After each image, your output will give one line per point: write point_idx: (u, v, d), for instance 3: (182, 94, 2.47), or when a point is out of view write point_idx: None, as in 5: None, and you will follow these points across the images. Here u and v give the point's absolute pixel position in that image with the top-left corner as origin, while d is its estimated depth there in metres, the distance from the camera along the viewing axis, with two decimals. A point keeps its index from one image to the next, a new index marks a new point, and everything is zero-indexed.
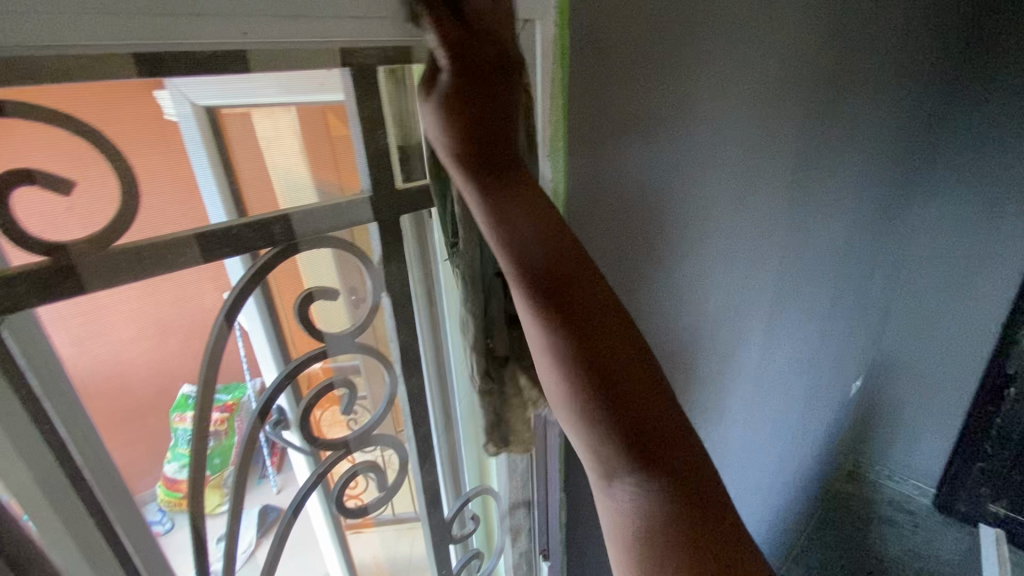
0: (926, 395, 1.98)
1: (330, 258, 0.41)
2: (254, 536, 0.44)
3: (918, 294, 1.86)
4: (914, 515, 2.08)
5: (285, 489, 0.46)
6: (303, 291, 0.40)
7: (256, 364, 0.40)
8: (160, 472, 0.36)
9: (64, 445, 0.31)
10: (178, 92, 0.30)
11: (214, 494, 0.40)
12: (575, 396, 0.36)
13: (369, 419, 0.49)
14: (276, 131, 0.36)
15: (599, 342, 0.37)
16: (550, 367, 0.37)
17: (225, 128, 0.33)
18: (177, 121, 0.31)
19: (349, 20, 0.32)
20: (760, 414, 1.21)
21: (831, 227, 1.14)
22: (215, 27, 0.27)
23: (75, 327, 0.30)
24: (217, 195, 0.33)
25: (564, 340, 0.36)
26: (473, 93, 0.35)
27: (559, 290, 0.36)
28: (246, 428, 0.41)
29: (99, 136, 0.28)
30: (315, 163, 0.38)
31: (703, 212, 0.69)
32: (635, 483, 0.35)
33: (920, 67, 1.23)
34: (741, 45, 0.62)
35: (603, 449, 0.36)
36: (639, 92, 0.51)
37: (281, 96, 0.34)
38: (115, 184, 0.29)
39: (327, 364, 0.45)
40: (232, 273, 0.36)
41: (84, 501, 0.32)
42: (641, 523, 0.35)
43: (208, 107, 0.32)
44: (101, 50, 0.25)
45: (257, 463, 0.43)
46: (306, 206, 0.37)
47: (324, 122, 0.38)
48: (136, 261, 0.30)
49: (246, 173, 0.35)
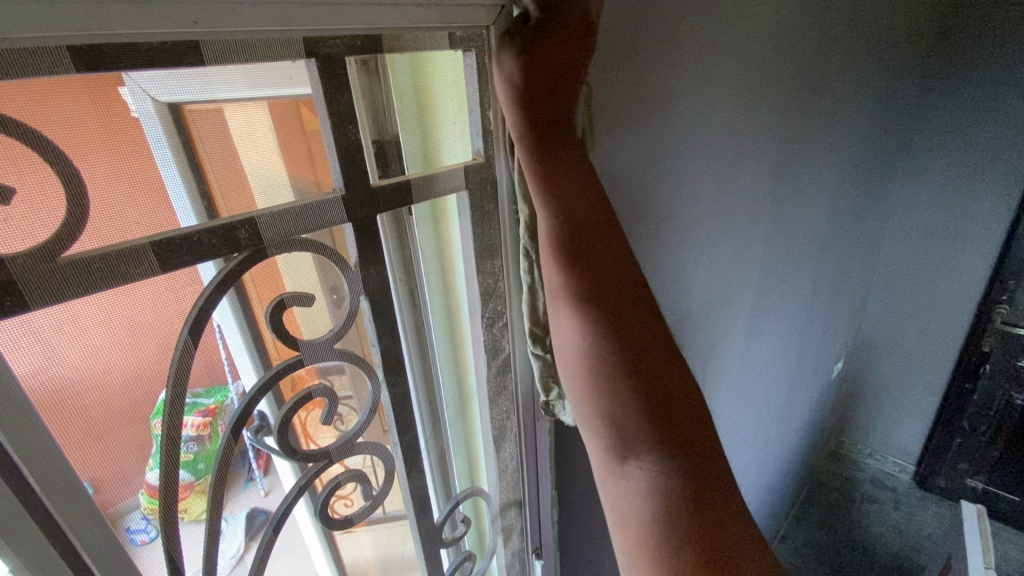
0: (905, 375, 2.03)
1: (312, 262, 0.39)
2: (243, 541, 0.43)
3: (897, 277, 1.89)
4: (896, 492, 2.13)
5: (273, 492, 0.44)
6: (281, 292, 0.38)
7: (236, 367, 0.38)
8: (143, 480, 0.35)
9: (20, 473, 0.29)
10: (139, 88, 0.28)
11: (198, 498, 0.38)
12: (606, 368, 0.40)
13: (357, 421, 0.47)
14: (251, 126, 0.34)
15: (631, 324, 0.40)
16: (583, 339, 0.40)
17: (194, 125, 0.31)
18: (139, 118, 0.29)
19: (314, 8, 0.30)
20: (746, 401, 1.22)
21: (812, 214, 1.15)
22: (161, 14, 0.25)
23: (25, 348, 0.28)
24: (184, 195, 0.31)
25: (598, 317, 0.40)
26: (542, 63, 0.37)
27: (597, 270, 0.40)
28: (235, 431, 0.39)
29: (40, 139, 0.26)
30: (292, 158, 0.36)
31: (689, 203, 0.68)
32: (652, 458, 0.38)
33: (897, 51, 1.24)
34: (723, 31, 0.61)
35: (626, 424, 0.39)
36: (624, 83, 0.49)
37: (250, 90, 0.33)
38: (58, 191, 0.27)
39: (313, 368, 0.42)
40: (204, 274, 0.34)
41: (45, 529, 0.30)
42: (653, 500, 0.37)
43: (171, 102, 0.30)
44: (29, 41, 0.23)
45: (242, 467, 0.41)
46: (279, 206, 0.35)
47: (297, 117, 0.36)
48: (84, 275, 0.28)
49: (217, 173, 0.33)
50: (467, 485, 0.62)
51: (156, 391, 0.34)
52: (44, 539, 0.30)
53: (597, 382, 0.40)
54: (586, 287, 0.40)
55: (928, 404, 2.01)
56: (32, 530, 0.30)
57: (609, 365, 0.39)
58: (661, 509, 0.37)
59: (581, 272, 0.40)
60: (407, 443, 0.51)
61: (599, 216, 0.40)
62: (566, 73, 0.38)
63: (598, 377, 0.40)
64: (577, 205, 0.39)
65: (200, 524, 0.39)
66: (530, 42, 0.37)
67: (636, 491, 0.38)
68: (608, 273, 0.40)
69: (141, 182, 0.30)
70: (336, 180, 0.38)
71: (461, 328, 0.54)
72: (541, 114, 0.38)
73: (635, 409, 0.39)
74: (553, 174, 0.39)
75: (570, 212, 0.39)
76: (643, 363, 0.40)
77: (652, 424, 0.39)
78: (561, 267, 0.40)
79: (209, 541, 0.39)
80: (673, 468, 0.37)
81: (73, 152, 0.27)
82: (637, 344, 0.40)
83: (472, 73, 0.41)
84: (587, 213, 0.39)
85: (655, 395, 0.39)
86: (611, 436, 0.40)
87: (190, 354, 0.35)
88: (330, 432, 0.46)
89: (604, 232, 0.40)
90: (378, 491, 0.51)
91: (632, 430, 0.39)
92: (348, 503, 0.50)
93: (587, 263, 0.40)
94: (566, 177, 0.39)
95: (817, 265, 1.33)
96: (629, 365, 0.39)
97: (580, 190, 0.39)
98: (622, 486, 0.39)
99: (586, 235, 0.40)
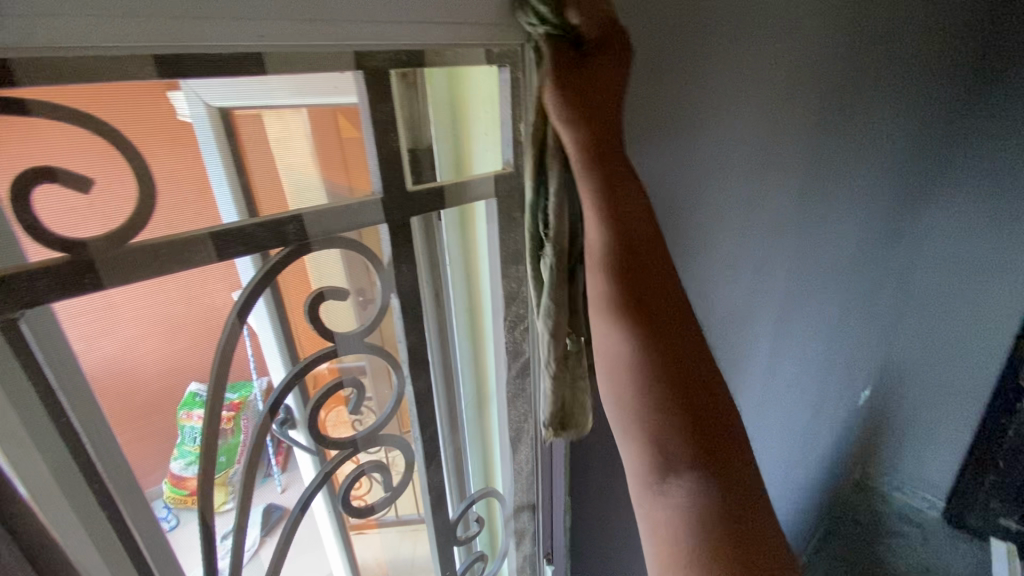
0: (937, 406, 1.96)
1: (337, 258, 0.41)
2: (260, 535, 0.44)
3: (931, 303, 1.84)
4: (923, 528, 2.05)
5: (289, 488, 0.46)
6: (309, 292, 0.40)
7: (263, 362, 0.40)
8: (167, 468, 0.37)
9: (78, 436, 0.32)
10: (193, 92, 0.30)
11: (219, 491, 0.40)
12: (652, 388, 0.41)
13: (374, 420, 0.49)
14: (286, 132, 0.37)
15: (677, 346, 0.42)
16: (632, 358, 0.41)
17: (243, 128, 0.34)
18: (192, 122, 0.31)
19: (366, 23, 0.33)
20: (766, 422, 1.20)
21: (842, 234, 1.13)
22: (235, 28, 0.28)
23: (92, 325, 0.31)
24: (229, 193, 0.34)
25: (647, 338, 0.41)
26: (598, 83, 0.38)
27: (645, 296, 0.41)
28: (261, 421, 0.41)
29: (120, 136, 0.29)
30: (326, 162, 0.38)
31: (713, 218, 0.69)
32: (691, 476, 0.41)
33: (936, 73, 1.22)
34: (753, 48, 0.62)
35: (669, 443, 0.41)
36: (651, 96, 0.51)
37: (293, 98, 0.35)
38: (132, 183, 0.30)
39: (334, 365, 0.44)
40: (243, 273, 0.36)
41: (96, 492, 0.33)
42: (693, 517, 0.40)
43: (221, 107, 0.32)
44: (119, 51, 0.26)
45: (263, 462, 0.43)
46: (315, 206, 0.38)
47: (335, 123, 0.38)
48: (150, 258, 0.31)
49: (258, 173, 0.35)
50: (482, 485, 0.64)
51: (188, 381, 0.36)
52: (93, 502, 0.33)
53: (641, 405, 0.41)
54: (635, 312, 0.41)
55: (961, 437, 1.94)
56: (82, 492, 0.32)
57: (654, 390, 0.41)
58: (697, 522, 0.40)
59: (633, 294, 0.41)
60: (427, 440, 0.53)
61: (648, 244, 0.41)
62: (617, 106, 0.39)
63: (643, 400, 0.41)
64: (635, 230, 0.40)
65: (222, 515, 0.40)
66: (587, 72, 0.38)
67: (674, 507, 0.41)
68: (655, 299, 0.42)
69: (201, 179, 0.32)
70: (368, 182, 0.40)
71: (482, 330, 0.56)
72: (603, 140, 0.39)
73: (676, 431, 0.41)
74: (614, 197, 0.39)
75: (625, 240, 0.40)
76: (686, 386, 0.42)
77: (692, 445, 0.41)
78: (615, 289, 0.41)
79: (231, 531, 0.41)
80: (709, 485, 0.41)
81: (143, 147, 0.30)
82: (680, 366, 0.42)
83: (506, 88, 0.44)
84: (640, 238, 0.41)
85: (695, 417, 0.42)
86: (651, 456, 0.41)
87: (237, 335, 0.37)
88: (349, 425, 0.48)
89: (653, 258, 0.42)
90: (398, 483, 0.53)
91: (675, 450, 0.41)
92: (369, 493, 0.51)
93: (637, 291, 0.41)
94: (626, 201, 0.40)
95: (847, 287, 1.30)
96: (671, 389, 0.41)
97: (636, 216, 0.40)
98: (660, 502, 0.42)
99: (640, 256, 0.41)
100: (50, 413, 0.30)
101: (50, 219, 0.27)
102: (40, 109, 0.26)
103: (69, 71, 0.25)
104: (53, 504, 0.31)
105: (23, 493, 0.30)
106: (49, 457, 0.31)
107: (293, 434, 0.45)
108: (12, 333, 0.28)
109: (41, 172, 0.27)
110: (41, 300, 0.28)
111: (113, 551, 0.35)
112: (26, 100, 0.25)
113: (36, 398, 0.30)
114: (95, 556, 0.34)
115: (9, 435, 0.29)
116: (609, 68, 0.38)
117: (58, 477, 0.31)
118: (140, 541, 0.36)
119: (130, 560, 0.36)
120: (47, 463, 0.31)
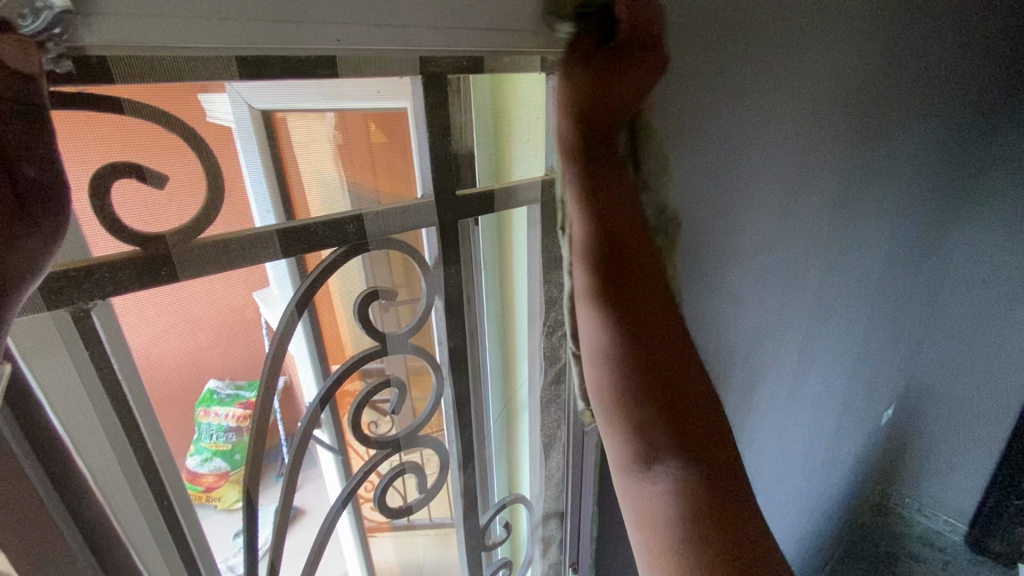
0: (961, 428, 1.92)
1: (359, 267, 0.40)
2: (271, 537, 0.42)
3: (957, 323, 1.81)
4: (944, 552, 2.00)
5: (303, 486, 0.44)
6: (333, 300, 0.40)
7: (288, 361, 0.39)
8: (183, 464, 0.35)
9: (138, 426, 0.32)
10: (237, 95, 0.30)
11: (232, 489, 0.38)
12: (628, 374, 0.42)
13: (388, 429, 0.48)
14: (314, 137, 0.35)
15: (653, 334, 0.43)
16: (609, 348, 0.42)
17: (280, 131, 0.33)
18: (234, 125, 0.31)
19: (434, 30, 0.34)
20: (789, 437, 1.19)
21: (872, 250, 1.12)
22: (315, 32, 0.29)
23: (158, 318, 0.31)
24: (265, 197, 0.33)
25: (623, 327, 0.42)
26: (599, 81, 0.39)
27: (627, 289, 0.43)
28: (275, 422, 0.40)
29: (196, 136, 0.30)
30: (356, 169, 0.38)
31: (745, 230, 0.69)
32: (671, 460, 0.41)
33: (971, 91, 1.21)
34: (791, 62, 0.62)
35: (648, 428, 0.41)
36: (692, 107, 0.52)
37: (327, 101, 0.34)
38: (202, 179, 0.30)
39: (356, 371, 0.44)
40: (274, 271, 0.36)
41: (151, 481, 0.34)
42: (676, 501, 0.40)
43: (264, 109, 0.32)
44: (205, 52, 0.27)
45: (274, 460, 0.41)
46: (340, 214, 0.37)
47: (365, 129, 0.37)
48: (223, 252, 0.32)
49: (293, 178, 0.34)
50: (507, 492, 0.62)
51: (208, 378, 0.35)
52: (148, 491, 0.34)
53: (622, 396, 0.42)
54: (616, 303, 0.42)
55: (986, 460, 1.89)
56: (140, 479, 0.33)
57: (635, 379, 0.42)
58: (680, 506, 0.40)
59: (612, 284, 0.42)
60: (462, 442, 0.53)
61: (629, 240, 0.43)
62: (620, 111, 0.41)
63: (625, 389, 0.42)
64: (616, 222, 0.42)
65: (232, 513, 0.39)
66: (600, 75, 0.39)
67: (657, 492, 0.41)
68: (636, 292, 0.43)
69: (240, 180, 0.32)
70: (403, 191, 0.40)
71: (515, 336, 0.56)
72: (592, 148, 0.41)
73: (656, 418, 0.42)
74: (594, 190, 0.41)
75: (606, 235, 0.41)
76: (664, 375, 0.43)
77: (671, 430, 0.42)
78: (595, 280, 0.42)
79: (244, 528, 0.40)
80: (690, 469, 0.41)
81: (216, 144, 0.31)
82: (657, 353, 0.43)
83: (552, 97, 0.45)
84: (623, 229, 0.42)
85: (670, 399, 0.42)
86: (635, 443, 0.42)
87: (292, 327, 0.38)
88: (372, 431, 0.47)
89: (632, 255, 0.43)
90: (432, 483, 0.54)
91: (655, 434, 0.41)
92: (398, 493, 0.52)
93: (619, 283, 0.42)
94: (608, 193, 0.41)
95: (873, 305, 1.29)
96: (649, 377, 0.42)
97: (619, 209, 0.42)
98: (643, 488, 0.42)
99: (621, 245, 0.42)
100: (115, 403, 0.31)
101: (128, 213, 0.28)
102: (132, 107, 0.27)
103: (158, 68, 0.26)
104: (115, 492, 0.32)
105: (89, 479, 0.30)
106: (113, 445, 0.31)
107: (317, 433, 0.44)
108: (87, 321, 0.29)
109: (129, 167, 0.28)
110: (122, 288, 0.29)
111: (163, 540, 0.35)
112: (119, 97, 0.26)
113: (103, 388, 0.30)
114: (150, 545, 0.34)
115: (80, 421, 0.29)
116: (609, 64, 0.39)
117: (121, 464, 0.32)
118: (186, 532, 0.37)
119: (178, 549, 0.36)
120: (111, 450, 0.31)
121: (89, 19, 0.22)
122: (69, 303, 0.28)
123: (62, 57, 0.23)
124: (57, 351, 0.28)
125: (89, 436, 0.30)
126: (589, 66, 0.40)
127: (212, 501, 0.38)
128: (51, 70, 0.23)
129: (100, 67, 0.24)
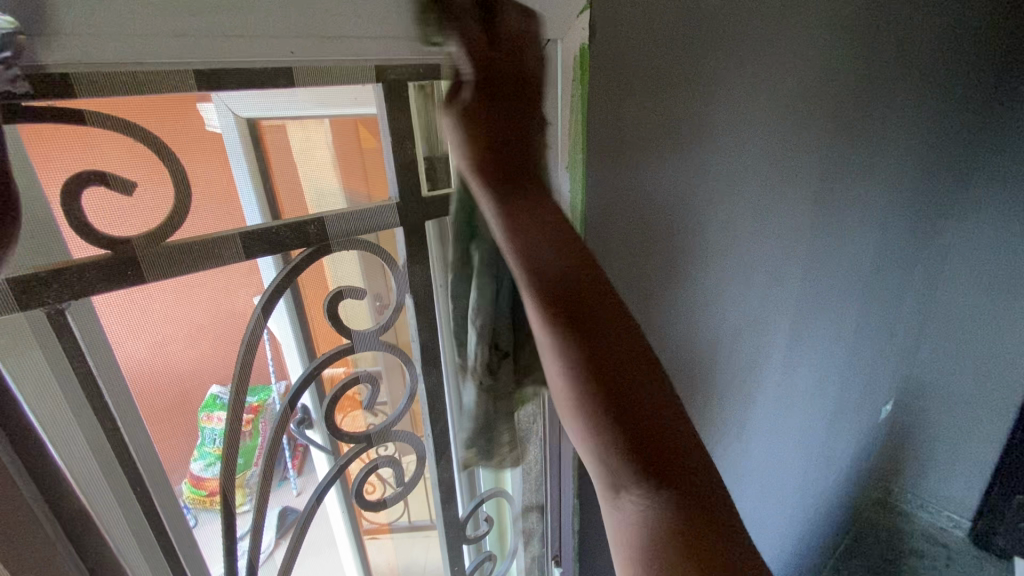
0: (960, 421, 1.93)
1: (356, 259, 0.43)
2: (273, 537, 0.46)
3: (952, 316, 1.81)
4: (948, 548, 1.99)
5: (303, 491, 0.47)
6: (327, 292, 0.43)
7: (282, 366, 0.42)
8: (187, 470, 0.39)
9: (114, 421, 0.34)
10: (222, 105, 0.33)
11: (238, 493, 0.41)
12: (576, 393, 0.38)
13: (387, 418, 0.51)
14: (308, 140, 0.38)
15: (604, 346, 0.38)
16: (551, 358, 0.40)
17: (270, 139, 0.36)
18: (221, 132, 0.34)
19: (389, 40, 0.36)
20: (782, 433, 1.19)
21: (859, 244, 1.13)
22: (271, 46, 0.31)
23: (122, 317, 0.33)
24: (253, 200, 0.36)
25: (566, 338, 0.38)
26: (490, 105, 0.40)
27: (572, 301, 0.39)
28: (275, 425, 0.43)
29: (162, 146, 0.32)
30: (344, 170, 0.40)
31: (720, 226, 0.71)
32: (640, 491, 0.35)
33: (955, 85, 1.22)
34: (756, 60, 0.64)
35: (608, 456, 0.37)
36: (655, 106, 0.53)
37: (313, 109, 0.37)
38: (168, 185, 0.32)
39: (350, 367, 0.47)
40: (265, 273, 0.39)
41: (127, 473, 0.35)
42: (643, 534, 0.35)
43: (249, 117, 0.34)
44: (164, 67, 0.29)
45: (279, 466, 0.45)
46: (335, 211, 0.40)
47: (356, 133, 0.40)
48: (185, 254, 0.34)
49: (281, 178, 0.37)
50: (492, 486, 0.64)
51: (209, 384, 0.38)
52: (125, 478, 0.35)
53: (581, 417, 0.38)
54: (564, 317, 0.39)
55: (989, 455, 1.88)
56: (116, 473, 0.35)
57: (592, 402, 0.37)
58: (653, 537, 0.34)
59: (550, 299, 0.39)
60: (438, 436, 0.54)
61: (570, 257, 0.40)
62: (505, 127, 0.41)
63: (584, 416, 0.38)
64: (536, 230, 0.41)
65: (242, 514, 0.42)
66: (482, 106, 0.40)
67: (628, 523, 0.36)
68: (588, 301, 0.39)
69: (231, 184, 0.35)
70: (385, 191, 0.42)
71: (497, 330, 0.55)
72: (500, 167, 0.41)
73: (620, 444, 0.36)
74: (505, 210, 0.41)
75: (532, 263, 0.40)
76: (622, 385, 0.37)
77: (636, 455, 0.36)
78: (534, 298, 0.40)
79: (253, 528, 0.43)
80: (664, 501, 0.35)
81: (184, 154, 0.33)
82: (608, 355, 0.38)
83: None
84: (525, 229, 0.40)
85: (632, 416, 0.36)
86: (602, 471, 0.38)
87: (262, 324, 0.40)
88: (368, 428, 0.50)
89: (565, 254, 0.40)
90: (410, 478, 0.55)
91: (613, 460, 0.37)
92: (385, 489, 0.53)
93: (563, 300, 0.39)
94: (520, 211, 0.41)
95: (865, 298, 1.29)
96: (604, 391, 0.37)
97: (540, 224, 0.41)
98: (617, 519, 0.37)
99: (551, 256, 0.40)
100: (88, 396, 0.33)
101: (96, 217, 0.30)
102: (94, 118, 0.29)
103: (123, 83, 0.28)
104: (93, 482, 0.34)
105: (67, 474, 0.32)
106: (89, 436, 0.33)
107: (310, 434, 0.46)
108: (61, 319, 0.31)
109: (93, 176, 0.30)
110: (87, 291, 0.31)
111: (142, 529, 0.37)
112: (83, 109, 0.28)
113: (78, 382, 0.32)
114: (127, 537, 0.36)
115: (56, 415, 0.31)
116: (498, 74, 0.40)
117: (98, 455, 0.34)
118: (165, 523, 0.38)
119: (155, 540, 0.38)
120: (88, 441, 0.33)
121: (47, 40, 0.24)
122: (40, 303, 0.29)
123: (20, 77, 0.25)
124: (30, 345, 0.30)
125: (62, 427, 0.32)
126: (460, 103, 0.40)
127: (213, 504, 0.40)
128: (9, 90, 0.25)
129: (61, 83, 0.26)
